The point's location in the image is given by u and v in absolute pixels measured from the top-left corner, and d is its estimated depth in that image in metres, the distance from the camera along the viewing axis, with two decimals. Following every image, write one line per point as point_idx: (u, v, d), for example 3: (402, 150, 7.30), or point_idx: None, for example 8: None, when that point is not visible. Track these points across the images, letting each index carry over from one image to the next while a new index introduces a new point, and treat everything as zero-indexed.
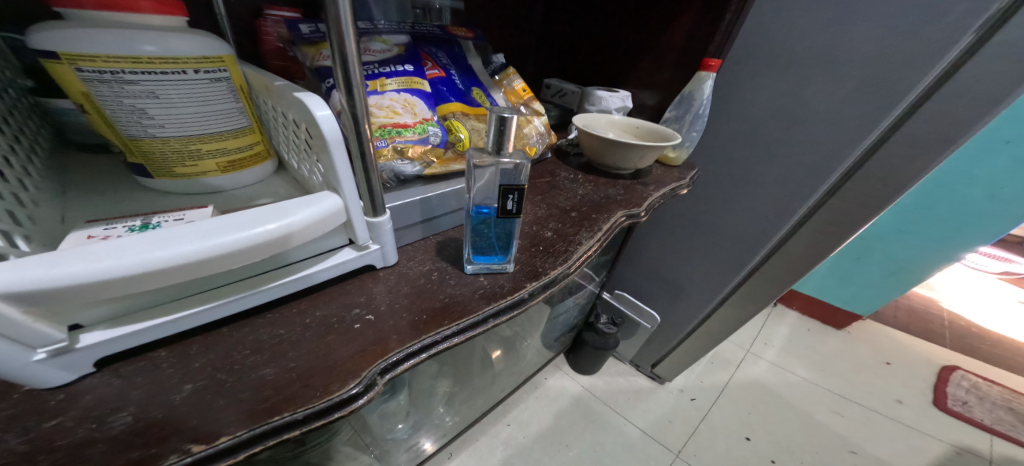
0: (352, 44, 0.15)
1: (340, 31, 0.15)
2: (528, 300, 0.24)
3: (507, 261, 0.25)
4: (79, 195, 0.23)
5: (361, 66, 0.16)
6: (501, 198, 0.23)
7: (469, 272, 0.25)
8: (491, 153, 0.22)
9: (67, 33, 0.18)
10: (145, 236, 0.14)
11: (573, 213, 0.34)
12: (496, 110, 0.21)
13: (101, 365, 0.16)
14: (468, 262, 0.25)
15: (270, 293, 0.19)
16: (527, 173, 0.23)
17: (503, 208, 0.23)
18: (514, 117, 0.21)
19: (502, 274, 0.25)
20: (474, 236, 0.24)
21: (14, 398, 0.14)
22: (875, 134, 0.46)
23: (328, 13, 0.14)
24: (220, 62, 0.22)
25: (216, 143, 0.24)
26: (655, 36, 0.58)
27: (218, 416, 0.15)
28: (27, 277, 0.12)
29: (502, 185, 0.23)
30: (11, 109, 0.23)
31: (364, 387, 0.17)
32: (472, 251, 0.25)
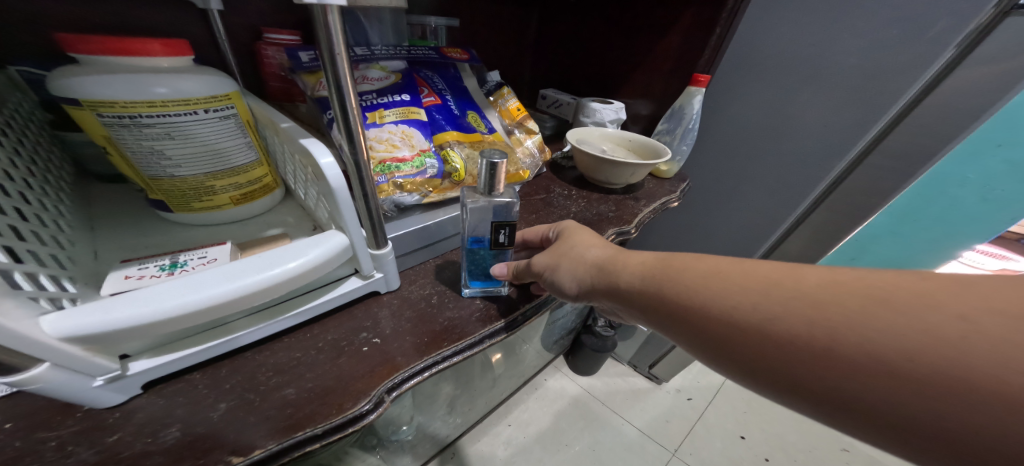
0: (348, 84, 0.18)
1: (334, 73, 0.17)
2: (519, 322, 0.27)
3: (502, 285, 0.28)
4: (106, 229, 0.25)
5: (358, 107, 0.19)
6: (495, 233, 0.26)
7: (467, 295, 0.27)
8: (483, 192, 0.24)
9: (89, 83, 0.19)
10: (179, 281, 0.16)
11: None
12: (485, 156, 0.23)
13: (147, 387, 0.18)
14: (465, 285, 0.27)
15: (283, 322, 0.21)
16: (518, 209, 0.25)
17: (496, 241, 0.26)
18: (502, 162, 0.23)
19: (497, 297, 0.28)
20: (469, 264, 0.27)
21: (76, 417, 0.16)
22: (862, 144, 0.47)
23: (320, 53, 0.16)
24: (227, 99, 0.24)
25: (227, 178, 0.26)
26: (646, 50, 0.60)
27: (250, 432, 0.17)
28: (87, 323, 0.14)
29: (494, 222, 0.25)
30: (36, 151, 0.25)
31: (373, 404, 0.19)
32: (468, 276, 0.27)
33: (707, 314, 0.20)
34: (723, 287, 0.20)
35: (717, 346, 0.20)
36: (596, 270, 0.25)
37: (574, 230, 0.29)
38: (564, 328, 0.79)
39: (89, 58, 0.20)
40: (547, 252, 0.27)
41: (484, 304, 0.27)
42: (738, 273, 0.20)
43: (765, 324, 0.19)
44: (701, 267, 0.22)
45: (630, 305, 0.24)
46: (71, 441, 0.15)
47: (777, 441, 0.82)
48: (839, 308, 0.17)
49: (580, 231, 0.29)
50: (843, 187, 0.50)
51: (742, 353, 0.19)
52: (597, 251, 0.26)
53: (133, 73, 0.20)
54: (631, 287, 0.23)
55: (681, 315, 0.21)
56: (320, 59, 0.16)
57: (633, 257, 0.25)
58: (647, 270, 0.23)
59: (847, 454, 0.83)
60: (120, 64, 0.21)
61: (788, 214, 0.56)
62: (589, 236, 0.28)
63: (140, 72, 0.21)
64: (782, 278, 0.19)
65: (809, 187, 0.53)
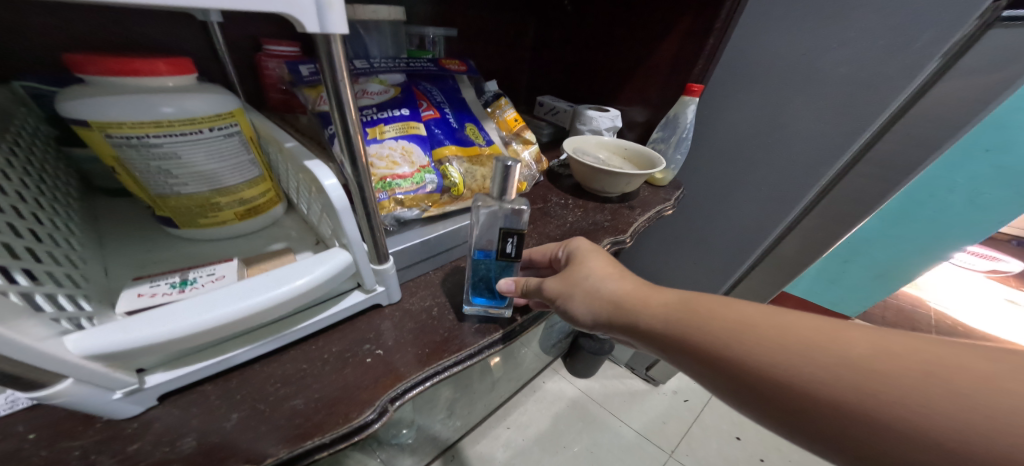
0: (349, 103, 0.19)
1: (333, 84, 0.18)
2: (514, 332, 0.29)
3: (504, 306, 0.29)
4: (115, 244, 0.26)
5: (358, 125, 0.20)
6: (502, 243, 0.27)
7: (467, 312, 0.28)
8: (496, 197, 0.25)
9: (98, 106, 0.20)
10: (191, 300, 0.17)
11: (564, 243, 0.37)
12: (500, 160, 0.24)
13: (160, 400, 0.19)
14: (468, 303, 0.28)
15: (288, 336, 0.22)
16: (527, 217, 0.26)
17: (503, 251, 0.27)
18: (517, 166, 0.24)
19: (498, 319, 0.29)
20: (476, 277, 0.28)
21: (96, 427, 0.17)
22: (851, 152, 0.48)
23: (322, 69, 0.17)
24: (231, 117, 0.25)
25: (231, 195, 0.27)
26: (641, 58, 0.61)
27: (262, 441, 0.18)
28: (108, 341, 0.15)
29: (503, 229, 0.26)
30: (42, 169, 0.25)
31: (377, 413, 0.20)
32: (472, 292, 0.27)
33: (735, 363, 0.22)
34: (759, 341, 0.21)
35: (742, 391, 0.22)
36: (613, 307, 0.27)
37: (587, 253, 0.30)
38: (562, 331, 0.80)
39: (97, 81, 0.21)
40: (559, 279, 0.29)
41: (482, 316, 0.28)
42: (773, 328, 0.22)
43: (805, 384, 0.20)
44: (730, 316, 0.23)
45: (650, 344, 0.26)
46: (94, 450, 0.16)
47: (772, 441, 0.84)
48: (877, 374, 0.18)
49: (593, 253, 0.30)
50: (833, 194, 0.51)
51: (765, 400, 0.21)
52: (614, 284, 0.28)
53: (138, 92, 0.21)
54: (653, 327, 0.25)
55: (707, 359, 0.23)
56: (320, 72, 0.18)
57: (655, 296, 0.26)
58: (674, 313, 0.25)
59: None
60: (122, 84, 0.21)
61: (781, 220, 0.58)
62: (605, 265, 0.29)
63: (145, 92, 0.21)
64: (823, 341, 0.20)
65: (801, 193, 0.54)
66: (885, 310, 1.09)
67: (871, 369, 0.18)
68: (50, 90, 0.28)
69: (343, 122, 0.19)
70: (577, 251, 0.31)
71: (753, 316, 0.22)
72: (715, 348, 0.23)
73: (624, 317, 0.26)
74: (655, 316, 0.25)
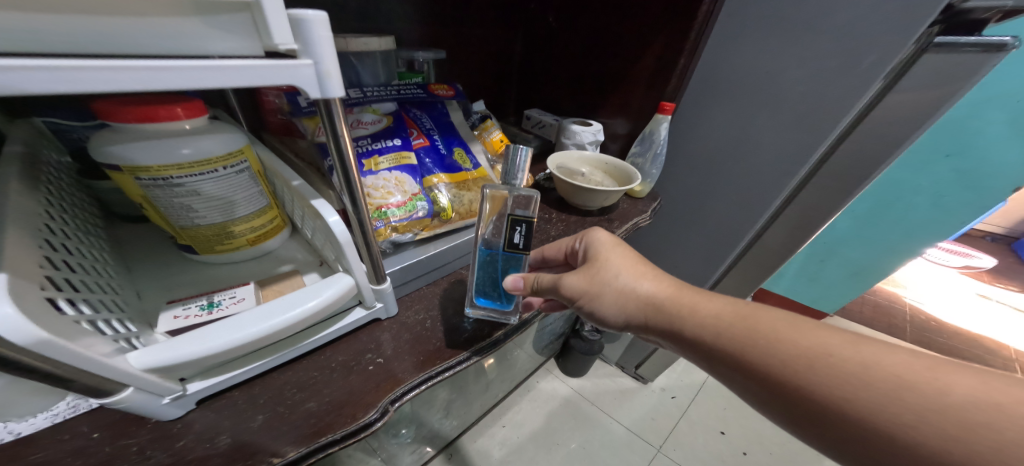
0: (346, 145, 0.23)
1: (332, 128, 0.22)
2: (499, 341, 0.33)
3: (507, 312, 0.33)
4: (141, 269, 0.29)
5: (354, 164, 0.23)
6: (511, 232, 0.31)
7: (470, 314, 0.32)
8: (505, 182, 0.31)
9: (128, 154, 0.23)
10: (223, 323, 0.20)
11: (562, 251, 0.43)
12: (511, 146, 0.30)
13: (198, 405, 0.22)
14: (470, 305, 0.32)
15: (299, 349, 0.25)
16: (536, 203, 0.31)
17: (511, 240, 0.31)
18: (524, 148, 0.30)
19: (503, 323, 0.33)
20: (482, 278, 0.33)
21: (147, 428, 0.20)
22: (810, 164, 0.52)
23: (325, 116, 0.21)
24: (241, 154, 0.28)
25: (243, 224, 0.30)
26: (620, 75, 0.65)
27: (285, 437, 0.21)
28: (161, 358, 0.18)
29: (512, 216, 0.30)
30: (70, 202, 0.29)
31: (380, 413, 0.24)
32: (476, 293, 0.32)
33: (801, 386, 0.26)
34: (841, 369, 0.25)
35: (800, 409, 0.26)
36: (654, 312, 0.32)
37: (611, 251, 0.34)
38: (553, 333, 0.83)
39: (126, 129, 0.24)
40: (582, 277, 0.33)
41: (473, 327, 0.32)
42: (856, 361, 0.25)
43: (886, 419, 0.23)
44: (804, 342, 0.27)
45: (694, 348, 0.31)
46: (149, 445, 0.20)
47: (755, 435, 0.88)
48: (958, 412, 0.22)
49: (614, 248, 0.35)
50: (797, 202, 0.56)
51: (823, 421, 0.25)
52: (652, 287, 0.33)
53: (158, 137, 0.24)
54: (705, 337, 0.30)
55: (769, 377, 0.27)
56: (319, 110, 0.21)
57: (709, 307, 0.31)
58: (738, 329, 0.29)
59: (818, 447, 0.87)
60: (144, 130, 0.24)
61: (752, 227, 0.62)
62: (634, 265, 0.34)
63: (167, 137, 0.24)
64: (919, 383, 0.23)
65: (768, 202, 0.58)
66: (862, 306, 1.15)
67: (973, 417, 0.21)
68: (69, 125, 0.32)
69: (342, 158, 0.23)
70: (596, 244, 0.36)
71: (831, 345, 0.26)
72: (787, 371, 0.26)
73: (680, 324, 0.31)
74: (730, 335, 0.29)
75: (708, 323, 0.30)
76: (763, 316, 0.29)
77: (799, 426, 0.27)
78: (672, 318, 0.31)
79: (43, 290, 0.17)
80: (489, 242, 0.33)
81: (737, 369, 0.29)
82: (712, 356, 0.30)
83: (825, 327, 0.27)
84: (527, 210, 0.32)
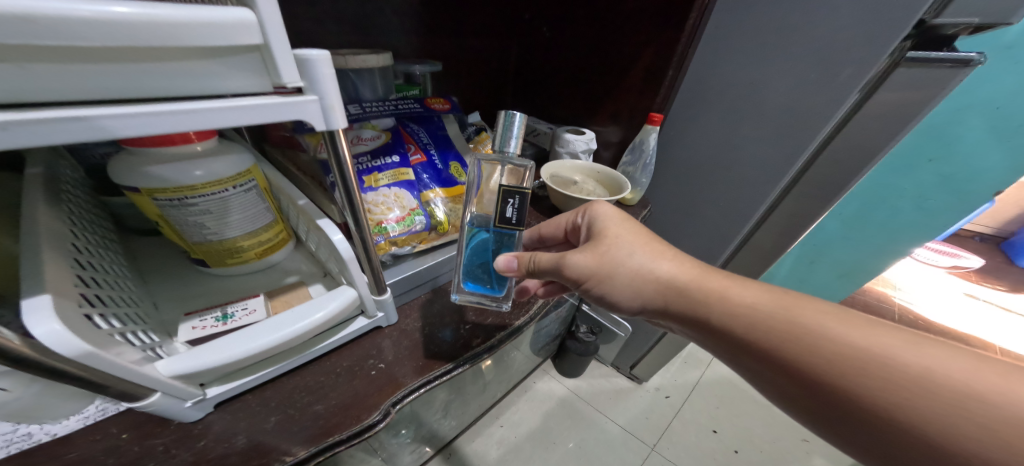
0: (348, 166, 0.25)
1: (335, 152, 0.24)
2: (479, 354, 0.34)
3: (495, 298, 0.37)
4: (156, 281, 0.31)
5: (355, 185, 0.25)
6: (503, 206, 0.33)
7: (455, 299, 0.36)
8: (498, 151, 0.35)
9: (147, 179, 0.25)
10: (238, 334, 0.22)
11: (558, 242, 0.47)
12: (502, 113, 0.34)
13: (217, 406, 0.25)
14: (454, 290, 0.36)
15: (306, 356, 0.27)
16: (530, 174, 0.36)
17: (501, 215, 0.33)
18: (519, 115, 0.34)
19: (493, 306, 0.37)
20: (474, 263, 0.36)
21: (172, 429, 0.23)
22: (791, 173, 0.55)
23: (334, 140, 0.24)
24: (249, 174, 0.30)
25: (252, 239, 0.32)
26: (611, 86, 0.67)
27: (296, 438, 0.24)
28: (186, 366, 0.21)
29: (503, 187, 0.32)
30: (86, 219, 0.30)
31: (381, 415, 0.26)
32: (462, 276, 0.36)
33: (843, 384, 0.27)
34: (897, 371, 0.26)
35: (837, 407, 0.27)
36: (693, 302, 0.33)
37: (619, 226, 0.37)
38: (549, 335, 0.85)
39: (144, 152, 0.26)
40: (589, 255, 0.35)
41: (453, 337, 0.34)
42: (921, 366, 0.25)
43: (940, 428, 0.24)
44: (862, 342, 0.27)
45: (729, 338, 0.32)
46: (175, 445, 0.22)
47: (746, 433, 0.91)
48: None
49: (621, 223, 0.37)
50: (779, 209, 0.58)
51: (861, 418, 0.26)
52: (685, 273, 0.34)
53: (172, 161, 0.26)
54: (747, 326, 0.31)
55: (809, 372, 0.28)
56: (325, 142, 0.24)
57: (753, 297, 0.32)
58: (783, 320, 0.30)
59: (808, 444, 0.90)
60: (159, 153, 0.26)
61: (738, 232, 0.65)
62: (658, 251, 0.35)
63: (180, 160, 0.26)
64: (989, 392, 0.24)
65: (752, 208, 0.61)
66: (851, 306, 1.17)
67: None
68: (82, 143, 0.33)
69: (342, 173, 0.25)
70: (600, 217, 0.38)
71: (892, 348, 0.26)
72: (833, 369, 0.27)
73: (721, 318, 0.32)
74: (776, 332, 0.30)
75: (752, 318, 0.31)
76: (810, 310, 0.30)
77: (830, 419, 0.28)
78: (712, 311, 0.33)
79: (81, 308, 0.19)
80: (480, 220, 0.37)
81: (777, 367, 0.30)
82: (754, 353, 0.31)
83: (885, 328, 0.27)
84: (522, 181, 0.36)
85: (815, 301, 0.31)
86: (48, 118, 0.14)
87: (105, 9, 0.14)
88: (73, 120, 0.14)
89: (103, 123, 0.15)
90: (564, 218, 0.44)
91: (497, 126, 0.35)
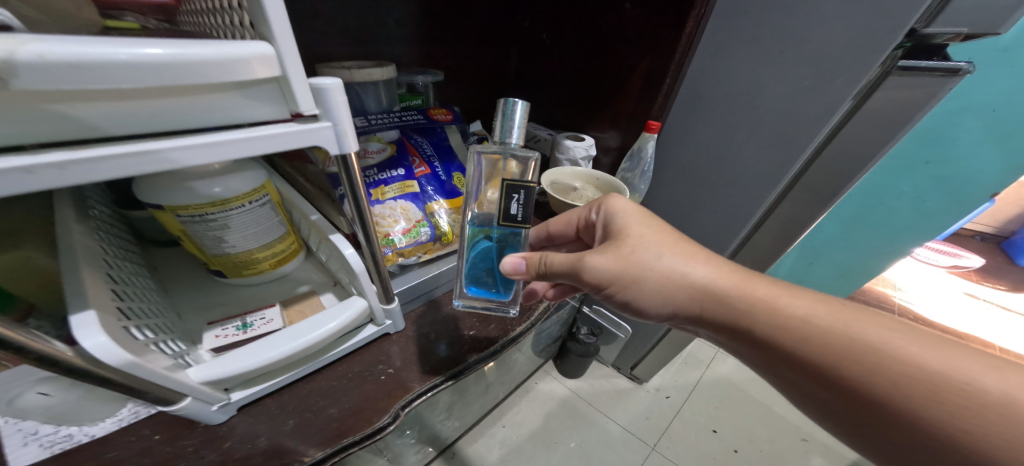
0: (361, 189, 0.27)
1: (349, 178, 0.26)
2: (471, 367, 0.36)
3: (504, 299, 0.38)
4: (178, 291, 0.33)
5: (368, 205, 0.28)
6: (508, 202, 0.33)
7: (457, 304, 0.39)
8: (499, 142, 0.34)
9: (172, 198, 0.27)
10: (261, 343, 0.25)
11: (565, 239, 0.50)
12: (504, 100, 0.32)
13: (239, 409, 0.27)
14: (456, 296, 0.38)
15: (319, 362, 0.30)
16: (533, 167, 0.36)
17: (507, 213, 0.33)
18: (521, 101, 0.32)
19: (501, 311, 0.39)
20: (479, 265, 0.37)
21: (200, 432, 0.25)
22: (784, 180, 0.56)
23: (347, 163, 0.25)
24: (264, 190, 0.32)
25: (267, 251, 0.34)
26: (609, 94, 0.69)
27: (313, 438, 0.26)
28: (214, 373, 0.23)
29: (508, 184, 0.32)
30: (111, 234, 0.32)
31: (390, 419, 0.29)
32: (467, 281, 0.38)
33: (901, 405, 0.27)
34: (972, 398, 0.26)
35: (891, 424, 0.28)
36: (745, 314, 0.34)
37: (643, 224, 0.37)
38: (549, 336, 0.87)
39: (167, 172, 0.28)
40: (613, 258, 0.35)
41: (447, 353, 0.35)
42: (1001, 394, 0.25)
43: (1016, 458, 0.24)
44: (934, 365, 0.27)
45: (773, 350, 0.33)
46: (204, 445, 0.25)
47: (745, 433, 0.92)
48: None
49: (642, 219, 0.38)
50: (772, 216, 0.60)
51: (918, 439, 0.27)
52: (730, 280, 0.35)
53: (191, 179, 0.27)
54: (798, 339, 0.31)
55: (866, 389, 0.29)
56: (339, 169, 0.26)
57: (809, 309, 0.32)
58: (842, 336, 0.30)
59: (807, 444, 0.91)
60: (181, 173, 0.27)
61: (733, 236, 0.66)
62: (700, 260, 0.36)
63: (200, 177, 0.27)
64: None
65: (748, 213, 0.62)
66: None
67: None
68: None
69: (352, 187, 0.27)
70: (620, 214, 0.39)
71: (967, 374, 0.26)
72: (894, 389, 0.28)
73: (775, 331, 0.32)
74: (834, 349, 0.30)
75: (809, 331, 0.31)
76: (875, 326, 0.30)
77: (879, 435, 0.29)
78: (766, 323, 0.33)
79: (120, 321, 0.21)
80: (480, 217, 0.36)
81: (825, 382, 0.30)
82: (802, 366, 0.31)
83: (963, 352, 0.27)
84: (526, 174, 0.36)
85: (879, 317, 0.30)
86: (129, 152, 0.16)
87: (141, 51, 0.15)
88: (138, 155, 0.16)
89: (164, 157, 0.17)
90: (573, 215, 0.46)
91: (497, 117, 0.33)
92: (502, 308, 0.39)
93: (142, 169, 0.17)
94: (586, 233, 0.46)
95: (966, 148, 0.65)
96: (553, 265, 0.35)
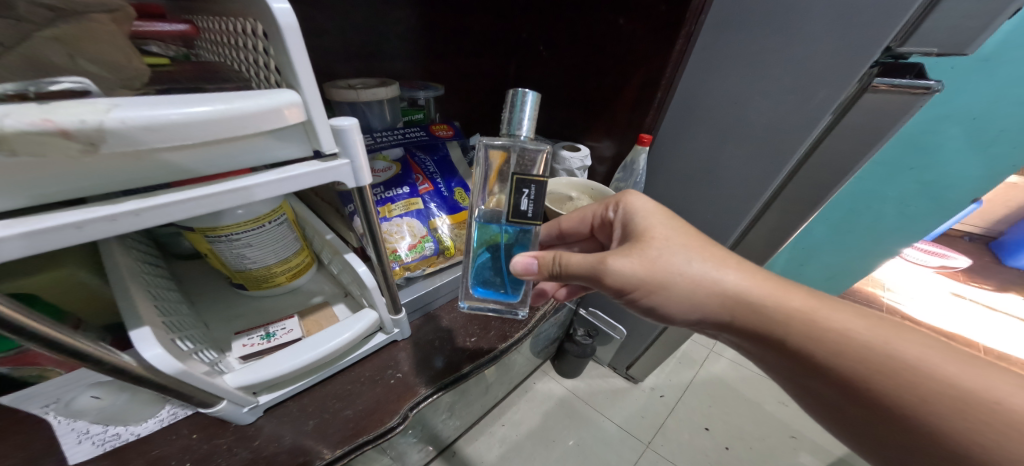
0: (375, 216, 0.30)
1: (362, 206, 0.29)
2: (470, 373, 0.39)
3: (513, 301, 0.40)
4: (203, 302, 0.36)
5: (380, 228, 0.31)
6: (518, 197, 0.35)
7: (463, 304, 0.40)
8: (507, 134, 0.36)
9: (202, 220, 0.30)
10: (285, 352, 0.28)
11: (577, 236, 0.53)
12: (515, 89, 0.33)
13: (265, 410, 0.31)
14: (462, 297, 0.40)
15: (334, 367, 0.33)
16: (540, 162, 0.37)
17: (515, 209, 0.35)
18: (530, 92, 0.34)
19: (509, 313, 0.41)
20: (488, 262, 0.40)
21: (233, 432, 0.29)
22: (766, 192, 0.59)
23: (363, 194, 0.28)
24: (282, 210, 0.34)
25: (284, 265, 0.37)
26: (604, 106, 0.72)
27: (332, 437, 0.30)
28: (245, 378, 0.26)
29: (518, 177, 0.34)
30: (143, 250, 0.35)
31: (398, 419, 0.32)
32: (472, 283, 0.40)
33: (924, 418, 0.29)
34: (1002, 416, 0.27)
35: (911, 434, 0.30)
36: (779, 324, 0.35)
37: (665, 226, 0.39)
38: (547, 338, 0.90)
39: None
40: (638, 262, 0.36)
41: (447, 362, 0.39)
42: None
43: None
44: (966, 383, 0.29)
45: (801, 359, 0.35)
46: (236, 443, 0.28)
47: (737, 430, 0.95)
48: None
49: (664, 220, 0.40)
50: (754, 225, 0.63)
51: (938, 450, 0.29)
52: (765, 291, 0.36)
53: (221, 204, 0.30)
54: (829, 350, 0.33)
55: (891, 401, 0.30)
56: (354, 198, 0.29)
57: (845, 321, 0.33)
58: (873, 349, 0.31)
59: (795, 441, 0.94)
60: None
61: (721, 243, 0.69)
62: (734, 268, 0.37)
63: None
64: None
65: (734, 221, 0.65)
66: None
67: None
68: None
69: (365, 209, 0.30)
70: (641, 213, 0.41)
71: (999, 394, 0.28)
72: (919, 402, 0.29)
73: (807, 340, 0.34)
74: (866, 363, 0.31)
75: (844, 344, 0.33)
76: (912, 343, 0.31)
77: (898, 444, 0.31)
78: (799, 332, 0.34)
79: (168, 334, 0.24)
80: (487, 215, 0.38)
81: (848, 391, 0.32)
82: (829, 374, 0.33)
83: (1000, 371, 0.28)
84: (533, 168, 0.37)
85: (919, 334, 0.31)
86: (203, 195, 0.19)
87: (193, 110, 0.17)
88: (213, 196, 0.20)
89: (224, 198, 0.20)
90: (587, 212, 0.49)
91: (506, 108, 0.35)
92: (510, 309, 0.41)
93: (199, 209, 0.20)
94: (601, 230, 0.48)
95: (951, 156, 0.68)
96: (570, 263, 0.37)
